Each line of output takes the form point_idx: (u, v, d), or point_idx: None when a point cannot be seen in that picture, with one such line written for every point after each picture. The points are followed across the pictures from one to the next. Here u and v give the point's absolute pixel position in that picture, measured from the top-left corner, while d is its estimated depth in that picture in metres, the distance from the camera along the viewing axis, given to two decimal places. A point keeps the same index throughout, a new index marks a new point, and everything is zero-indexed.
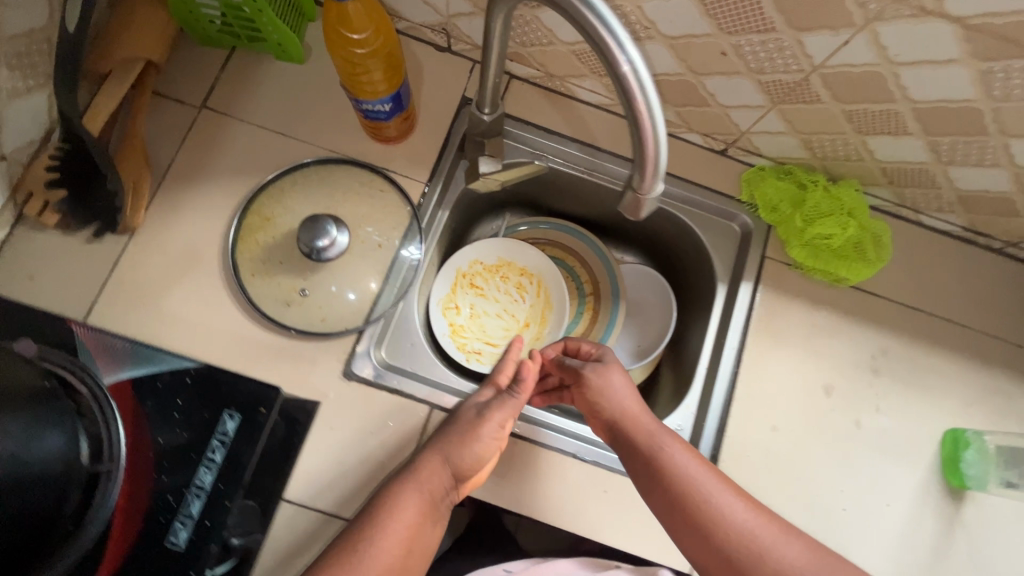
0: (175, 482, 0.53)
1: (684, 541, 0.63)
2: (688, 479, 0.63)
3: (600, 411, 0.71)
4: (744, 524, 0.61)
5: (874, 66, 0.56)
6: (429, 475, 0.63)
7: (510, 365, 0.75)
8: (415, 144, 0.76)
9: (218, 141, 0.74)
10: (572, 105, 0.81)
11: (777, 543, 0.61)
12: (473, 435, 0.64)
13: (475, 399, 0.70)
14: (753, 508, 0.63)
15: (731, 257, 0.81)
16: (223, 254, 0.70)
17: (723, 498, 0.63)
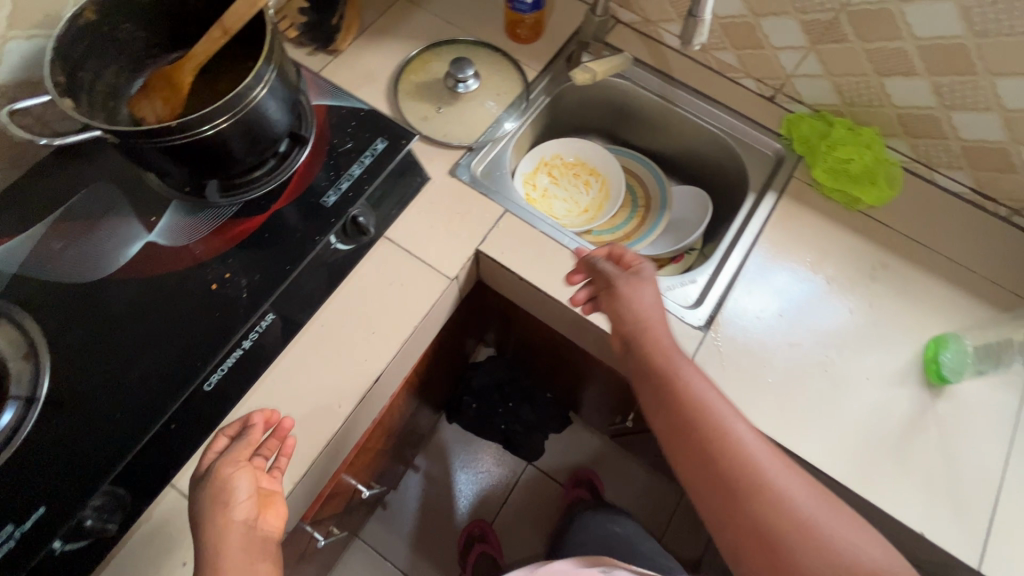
0: (335, 166, 0.78)
1: (682, 465, 0.63)
2: (702, 405, 0.63)
3: (625, 318, 0.72)
4: (750, 451, 0.60)
5: (885, 3, 0.78)
6: (221, 544, 0.53)
7: (220, 441, 0.61)
8: (539, 47, 1.04)
9: (405, 18, 1.06)
10: (658, 48, 1.07)
11: (783, 475, 0.59)
12: (223, 511, 0.54)
13: (210, 458, 0.59)
14: (758, 440, 0.61)
15: (765, 175, 0.99)
16: (389, 82, 0.99)
17: (738, 427, 0.62)
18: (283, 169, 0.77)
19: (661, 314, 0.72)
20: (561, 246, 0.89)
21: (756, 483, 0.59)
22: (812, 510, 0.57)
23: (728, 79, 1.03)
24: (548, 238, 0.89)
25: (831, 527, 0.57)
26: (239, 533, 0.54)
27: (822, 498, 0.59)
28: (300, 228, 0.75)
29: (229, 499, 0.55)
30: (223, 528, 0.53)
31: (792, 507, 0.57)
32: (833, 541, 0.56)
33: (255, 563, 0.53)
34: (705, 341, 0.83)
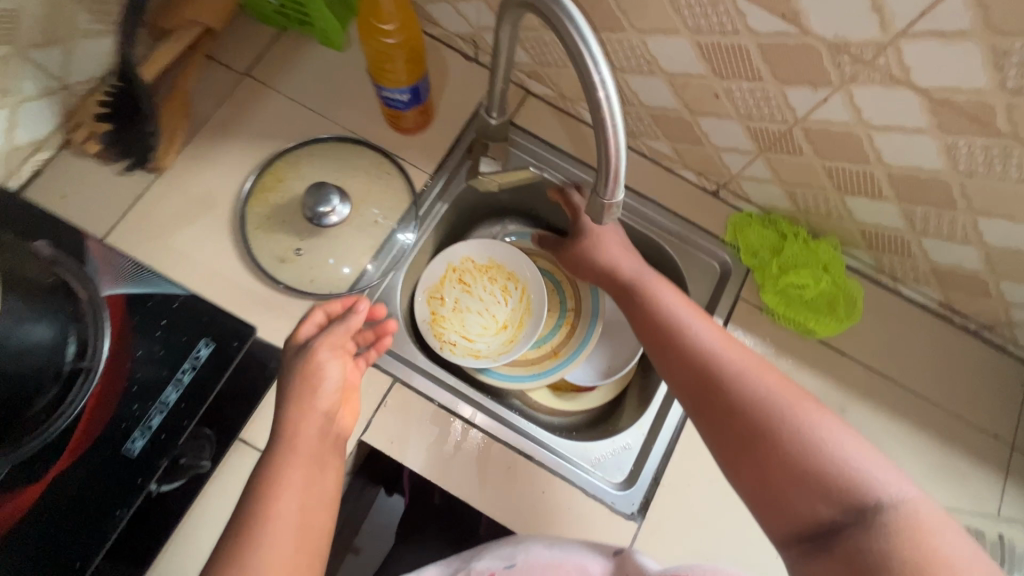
0: (139, 393, 0.58)
1: (657, 361, 0.66)
2: (670, 312, 0.68)
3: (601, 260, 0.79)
4: (714, 348, 0.63)
5: (849, 126, 0.60)
6: (299, 430, 0.60)
7: (319, 315, 0.67)
8: (429, 139, 0.83)
9: (252, 106, 0.82)
10: (578, 128, 0.87)
11: (750, 368, 0.60)
12: (311, 398, 0.62)
13: (306, 329, 0.66)
14: (722, 337, 0.65)
15: (707, 294, 0.84)
16: (236, 206, 0.77)
17: (701, 330, 0.65)
18: (60, 416, 0.55)
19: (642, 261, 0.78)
20: (465, 425, 0.74)
21: (722, 376, 0.60)
22: (780, 397, 0.57)
23: (663, 167, 0.85)
24: (450, 417, 0.74)
25: (801, 410, 0.55)
26: (321, 429, 0.61)
27: (797, 396, 0.57)
28: (97, 494, 0.55)
29: (320, 382, 0.63)
30: (308, 412, 0.61)
31: (749, 380, 0.59)
32: (815, 430, 0.54)
33: (326, 453, 0.60)
34: (640, 533, 0.71)
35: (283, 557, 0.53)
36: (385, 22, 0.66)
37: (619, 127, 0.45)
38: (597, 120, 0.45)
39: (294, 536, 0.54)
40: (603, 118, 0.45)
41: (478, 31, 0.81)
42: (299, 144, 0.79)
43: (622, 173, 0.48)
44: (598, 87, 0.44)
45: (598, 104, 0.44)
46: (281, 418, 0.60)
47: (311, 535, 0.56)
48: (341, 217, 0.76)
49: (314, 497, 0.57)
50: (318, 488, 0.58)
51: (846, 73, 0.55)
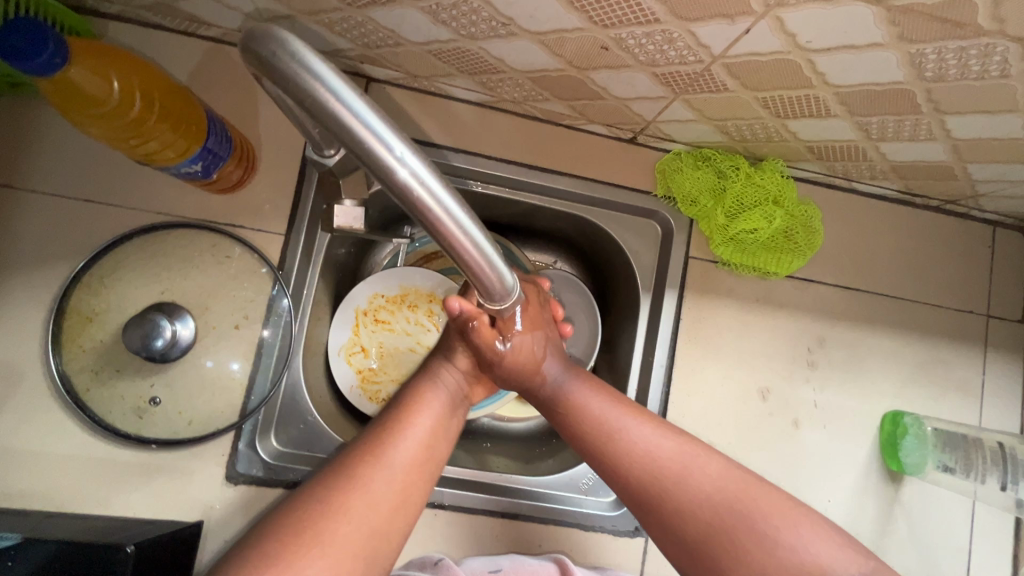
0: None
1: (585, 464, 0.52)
2: (590, 411, 0.52)
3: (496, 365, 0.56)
4: (643, 450, 0.49)
5: (783, 54, 0.45)
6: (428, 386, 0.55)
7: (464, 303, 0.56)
8: (264, 189, 0.63)
9: (5, 223, 0.59)
10: (447, 107, 0.68)
11: (692, 463, 0.48)
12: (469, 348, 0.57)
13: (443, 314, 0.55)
14: (658, 428, 0.51)
15: (654, 259, 0.72)
16: (49, 366, 0.58)
17: (632, 429, 0.50)
18: None
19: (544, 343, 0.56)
20: (433, 510, 0.64)
21: (662, 486, 0.47)
22: (737, 498, 0.45)
23: (562, 127, 0.69)
24: None
25: (756, 502, 0.45)
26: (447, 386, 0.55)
27: (753, 488, 0.46)
28: None
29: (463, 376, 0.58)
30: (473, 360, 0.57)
31: (694, 484, 0.46)
32: (768, 527, 0.43)
33: (449, 417, 0.53)
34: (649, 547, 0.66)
35: (384, 493, 0.44)
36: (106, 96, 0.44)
37: (487, 245, 0.31)
38: (447, 246, 0.30)
39: (396, 485, 0.44)
40: (450, 237, 0.29)
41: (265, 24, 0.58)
42: (92, 259, 0.58)
43: (508, 282, 0.35)
44: (434, 208, 0.28)
45: (434, 223, 0.28)
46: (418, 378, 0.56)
47: (414, 483, 0.46)
48: (188, 336, 0.59)
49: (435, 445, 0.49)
50: (435, 450, 0.49)
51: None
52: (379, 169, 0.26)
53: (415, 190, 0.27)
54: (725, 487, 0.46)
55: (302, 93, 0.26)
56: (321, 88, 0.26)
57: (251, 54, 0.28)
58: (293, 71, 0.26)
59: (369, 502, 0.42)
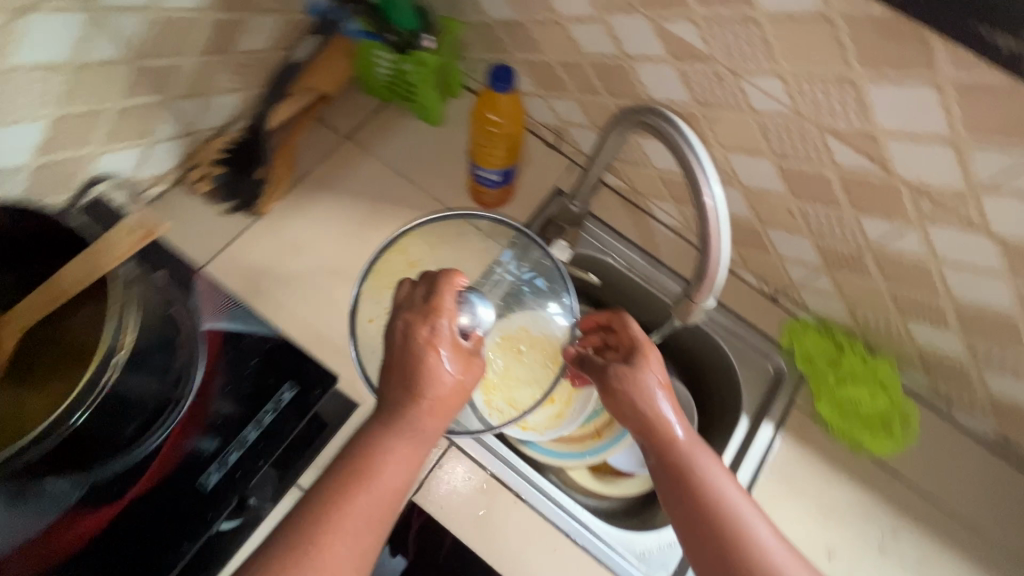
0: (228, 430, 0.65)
1: (693, 543, 0.59)
2: (727, 501, 0.59)
3: (631, 414, 0.65)
4: (751, 537, 0.57)
5: (921, 258, 0.64)
6: (402, 418, 0.56)
7: (645, 375, 0.66)
8: (506, 215, 0.88)
9: (348, 166, 0.88)
10: (647, 221, 0.91)
11: None
12: (638, 393, 0.65)
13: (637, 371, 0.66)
14: (770, 524, 0.59)
15: (760, 396, 0.84)
16: (322, 255, 0.82)
17: (760, 528, 0.58)
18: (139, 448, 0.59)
19: (678, 405, 0.66)
20: (514, 498, 0.73)
21: None
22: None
23: None
24: (501, 487, 0.74)
25: None
26: (416, 425, 0.56)
27: None
28: (176, 514, 0.61)
29: (431, 386, 0.56)
30: (640, 385, 0.66)
31: None
32: None
33: (415, 456, 0.56)
34: None
35: (356, 525, 0.52)
36: (498, 117, 0.74)
37: (726, 246, 0.50)
38: (704, 237, 0.50)
39: (369, 510, 0.53)
40: (709, 228, 0.49)
41: (564, 125, 0.89)
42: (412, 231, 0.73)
43: (719, 282, 0.52)
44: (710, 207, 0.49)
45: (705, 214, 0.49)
46: (392, 396, 0.56)
47: (391, 512, 0.54)
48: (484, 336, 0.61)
49: (407, 483, 0.56)
50: (381, 525, 0.53)
51: (924, 212, 0.59)
52: (695, 178, 0.48)
53: (708, 195, 0.49)
54: None
55: (671, 140, 0.51)
56: (675, 132, 0.51)
57: (648, 126, 0.53)
58: (673, 136, 0.51)
59: (355, 525, 0.52)
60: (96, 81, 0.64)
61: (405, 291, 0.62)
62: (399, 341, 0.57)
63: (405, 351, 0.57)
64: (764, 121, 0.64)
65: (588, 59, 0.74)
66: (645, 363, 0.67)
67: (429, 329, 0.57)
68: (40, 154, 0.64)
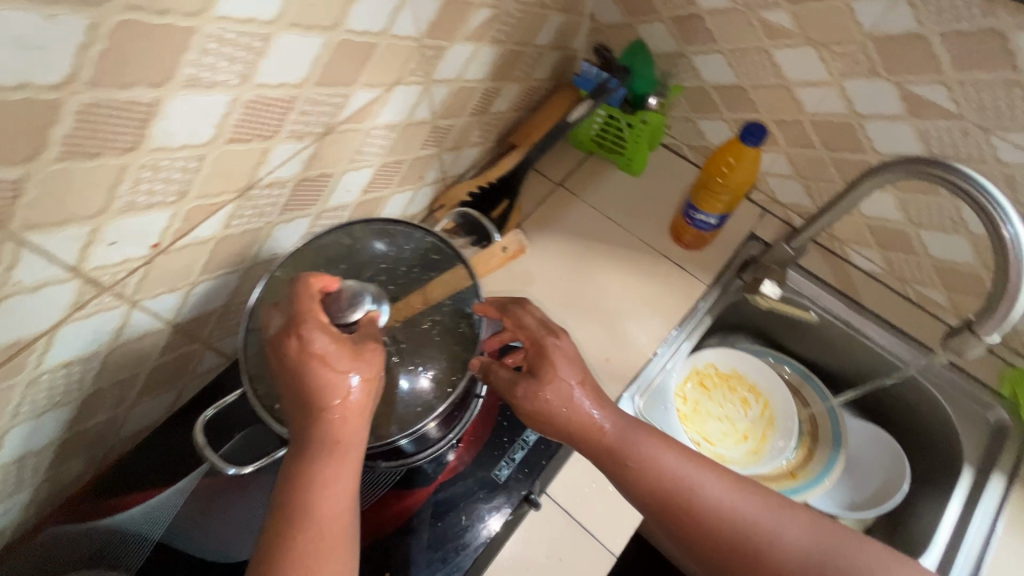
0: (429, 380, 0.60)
1: (677, 536, 0.58)
2: (667, 472, 0.59)
3: (592, 433, 0.61)
4: (735, 511, 0.57)
5: None
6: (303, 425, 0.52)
7: (559, 370, 0.61)
8: (707, 256, 0.95)
9: (563, 208, 0.99)
10: (844, 266, 0.94)
11: (778, 519, 0.57)
12: (564, 397, 0.61)
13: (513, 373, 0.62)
14: (720, 477, 0.59)
15: (981, 447, 0.83)
16: (547, 286, 0.92)
17: (704, 480, 0.59)
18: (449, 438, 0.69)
19: (596, 389, 0.63)
20: None
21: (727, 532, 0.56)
22: (827, 548, 0.55)
23: (927, 313, 0.91)
24: None
25: (784, 532, 0.56)
26: (319, 447, 0.51)
27: (786, 511, 0.57)
28: (473, 502, 0.70)
29: (328, 403, 0.51)
30: (564, 386, 0.61)
31: (784, 540, 0.56)
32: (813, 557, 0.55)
33: (336, 444, 0.51)
34: None
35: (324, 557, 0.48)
36: (736, 160, 0.83)
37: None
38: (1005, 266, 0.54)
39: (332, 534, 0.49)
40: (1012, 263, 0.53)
41: (762, 176, 0.95)
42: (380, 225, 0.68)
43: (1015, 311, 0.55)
44: (1008, 239, 0.53)
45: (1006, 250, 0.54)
46: (295, 432, 0.51)
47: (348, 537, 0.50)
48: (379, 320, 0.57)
49: (348, 504, 0.51)
50: (330, 540, 0.49)
51: None
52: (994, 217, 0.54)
53: (1006, 234, 0.54)
54: (805, 536, 0.56)
55: (961, 184, 0.56)
56: (958, 175, 0.56)
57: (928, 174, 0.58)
58: (959, 180, 0.56)
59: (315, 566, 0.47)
60: (408, 137, 0.78)
61: (270, 314, 0.56)
62: (280, 365, 0.53)
63: (287, 377, 0.52)
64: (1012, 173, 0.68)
65: (811, 117, 0.82)
66: (547, 355, 0.62)
67: (298, 339, 0.52)
68: (362, 194, 0.77)
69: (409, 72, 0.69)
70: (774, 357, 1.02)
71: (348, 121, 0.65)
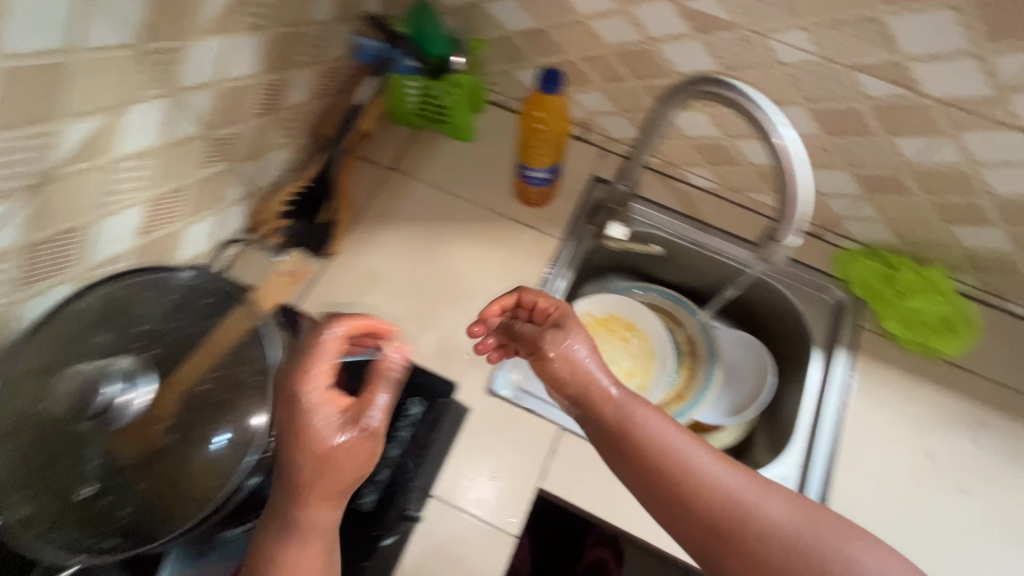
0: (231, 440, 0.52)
1: (644, 497, 0.59)
2: (654, 440, 0.59)
3: (576, 385, 0.65)
4: (724, 487, 0.56)
5: (959, 165, 0.70)
6: (312, 481, 0.50)
7: (569, 343, 0.67)
8: (554, 209, 0.93)
9: (400, 193, 0.93)
10: (684, 188, 0.96)
11: (760, 496, 0.56)
12: (590, 376, 0.65)
13: (570, 346, 0.67)
14: (708, 452, 0.59)
15: (827, 327, 0.89)
16: (398, 280, 0.86)
17: (697, 456, 0.59)
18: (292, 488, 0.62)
19: (605, 365, 0.66)
20: None
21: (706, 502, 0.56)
22: (800, 526, 0.55)
23: (764, 216, 0.95)
24: None
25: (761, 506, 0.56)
26: (300, 489, 0.50)
27: (762, 486, 0.57)
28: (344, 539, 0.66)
29: (326, 445, 0.50)
30: (562, 350, 0.67)
31: (767, 518, 0.55)
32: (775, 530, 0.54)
33: (307, 491, 0.50)
34: None
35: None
36: (544, 113, 0.80)
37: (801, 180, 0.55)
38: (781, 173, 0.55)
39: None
40: (786, 169, 0.54)
41: (590, 116, 0.93)
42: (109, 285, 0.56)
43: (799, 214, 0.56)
44: (780, 147, 0.54)
45: (779, 157, 0.55)
46: (290, 465, 0.49)
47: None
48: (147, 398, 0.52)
49: (323, 544, 0.52)
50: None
51: (956, 124, 0.66)
52: (763, 126, 0.54)
53: (776, 142, 0.54)
54: (799, 521, 0.55)
55: (732, 98, 0.56)
56: (728, 90, 0.57)
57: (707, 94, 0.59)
58: (730, 94, 0.57)
59: None
60: (178, 159, 0.67)
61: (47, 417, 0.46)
62: (279, 392, 0.53)
63: (280, 412, 0.52)
64: (792, 71, 0.70)
65: (613, 49, 0.80)
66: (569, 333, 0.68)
67: (303, 392, 0.51)
68: (140, 237, 0.67)
69: (143, 86, 0.58)
70: (640, 289, 1.04)
71: (74, 161, 0.54)
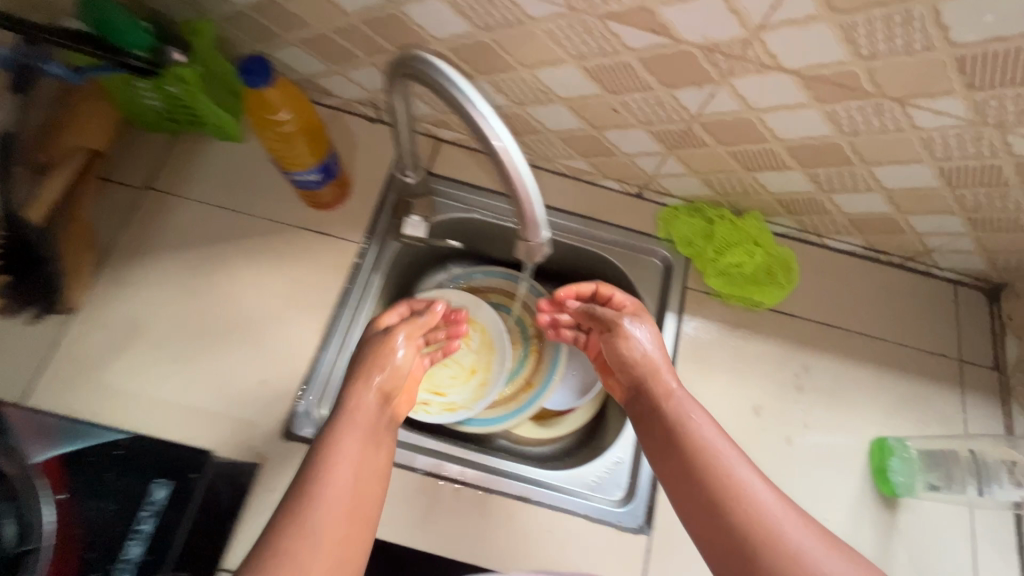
0: None
1: (679, 491, 0.62)
2: (703, 438, 0.62)
3: (625, 362, 0.72)
4: (761, 506, 0.56)
5: (740, 113, 0.64)
6: (344, 436, 0.60)
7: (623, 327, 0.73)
8: (351, 208, 0.82)
9: (160, 218, 0.79)
10: (496, 162, 0.87)
11: (786, 517, 0.55)
12: (619, 341, 0.73)
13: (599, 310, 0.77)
14: (753, 469, 0.60)
15: (657, 292, 0.85)
16: (167, 323, 0.74)
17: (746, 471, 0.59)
18: None
19: (666, 355, 0.71)
20: (456, 486, 0.72)
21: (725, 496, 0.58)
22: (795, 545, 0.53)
23: (585, 182, 0.88)
24: (440, 480, 0.72)
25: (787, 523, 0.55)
26: (374, 423, 0.63)
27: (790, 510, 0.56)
28: None
29: (374, 382, 0.65)
30: (625, 334, 0.72)
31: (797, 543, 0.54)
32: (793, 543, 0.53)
33: (378, 433, 0.63)
34: (653, 545, 0.71)
35: (333, 521, 0.55)
36: (279, 113, 0.66)
37: (529, 182, 0.48)
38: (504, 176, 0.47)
39: (345, 507, 0.56)
40: (510, 172, 0.47)
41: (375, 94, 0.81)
42: None
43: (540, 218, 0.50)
44: (496, 145, 0.46)
45: (498, 157, 0.46)
46: (343, 420, 0.62)
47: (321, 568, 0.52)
48: None
49: (333, 531, 0.54)
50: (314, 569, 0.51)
51: (723, 70, 0.59)
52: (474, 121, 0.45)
53: (492, 140, 0.45)
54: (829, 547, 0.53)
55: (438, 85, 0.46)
56: (435, 73, 0.46)
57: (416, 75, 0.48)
58: (436, 78, 0.46)
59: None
60: None
61: None
62: (359, 360, 0.68)
63: (359, 363, 0.67)
64: (547, 27, 0.60)
65: (357, 17, 0.67)
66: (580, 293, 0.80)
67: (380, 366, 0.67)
68: None
69: None
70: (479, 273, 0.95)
71: None
